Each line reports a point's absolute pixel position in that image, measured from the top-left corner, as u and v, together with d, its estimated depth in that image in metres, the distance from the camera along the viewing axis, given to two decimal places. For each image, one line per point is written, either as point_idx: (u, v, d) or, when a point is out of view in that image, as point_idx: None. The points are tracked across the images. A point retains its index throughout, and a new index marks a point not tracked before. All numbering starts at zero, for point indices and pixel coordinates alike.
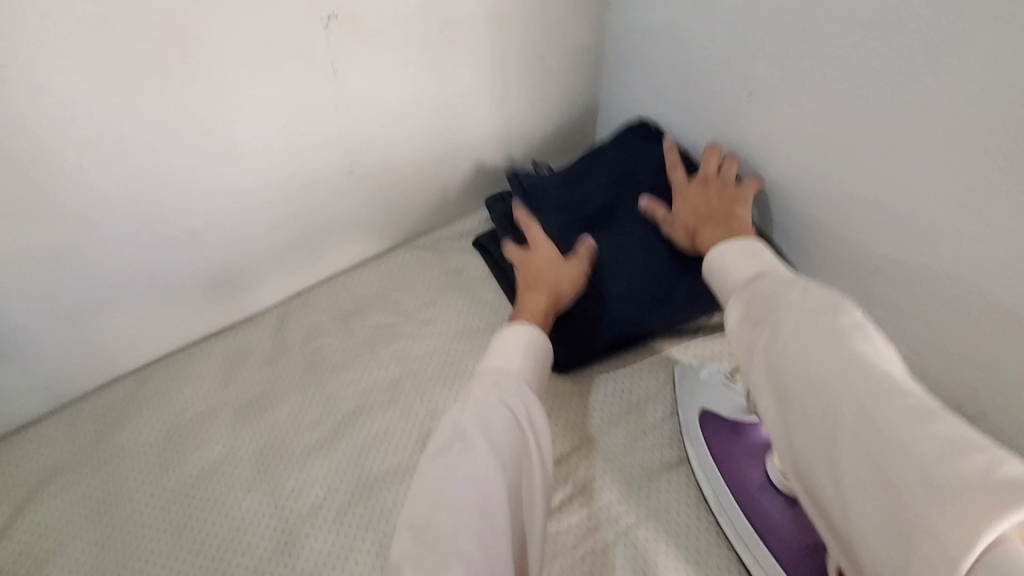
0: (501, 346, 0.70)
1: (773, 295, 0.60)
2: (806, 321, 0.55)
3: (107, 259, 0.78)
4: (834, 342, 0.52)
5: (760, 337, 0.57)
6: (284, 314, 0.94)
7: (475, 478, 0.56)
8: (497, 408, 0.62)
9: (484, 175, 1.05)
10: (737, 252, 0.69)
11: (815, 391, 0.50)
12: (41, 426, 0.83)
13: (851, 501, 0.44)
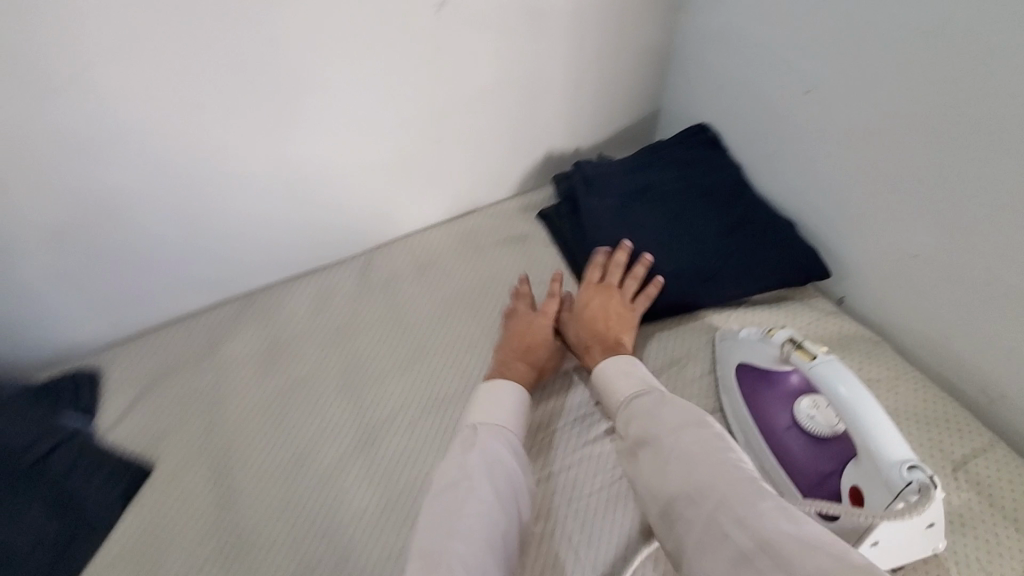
0: (490, 404, 0.76)
1: (642, 419, 0.70)
2: (674, 438, 0.65)
3: (241, 190, 0.92)
4: (686, 458, 0.63)
5: (637, 460, 0.68)
6: (369, 264, 1.06)
7: (475, 533, 0.61)
8: (502, 458, 0.69)
9: (555, 157, 1.17)
10: (615, 373, 0.77)
11: (689, 505, 0.59)
12: (164, 330, 0.98)
13: None
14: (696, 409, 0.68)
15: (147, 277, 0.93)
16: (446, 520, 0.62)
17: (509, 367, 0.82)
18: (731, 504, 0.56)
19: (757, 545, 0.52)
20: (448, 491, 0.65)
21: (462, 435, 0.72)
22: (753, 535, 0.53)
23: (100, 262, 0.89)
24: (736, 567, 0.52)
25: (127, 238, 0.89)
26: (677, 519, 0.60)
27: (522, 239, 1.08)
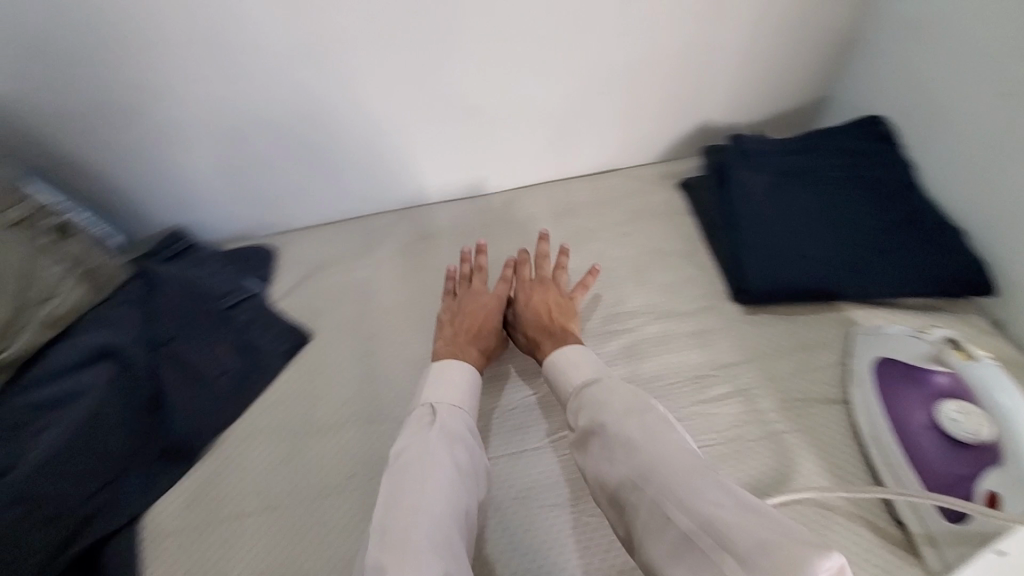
0: (440, 385, 0.77)
1: (586, 407, 0.71)
2: (617, 425, 0.67)
3: (419, 112, 0.98)
4: (627, 444, 0.64)
5: (587, 450, 0.69)
6: (511, 202, 1.12)
7: (435, 504, 0.62)
8: (454, 435, 0.71)
9: (708, 129, 1.16)
10: (570, 360, 0.78)
11: (634, 487, 0.61)
12: (325, 228, 1.08)
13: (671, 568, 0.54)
14: (639, 395, 0.70)
15: (324, 177, 1.03)
16: (404, 496, 0.62)
17: (460, 350, 0.83)
18: (669, 484, 0.58)
19: (696, 525, 0.53)
20: (405, 464, 0.66)
21: (416, 417, 0.73)
22: (690, 514, 0.55)
23: (292, 158, 0.99)
24: (681, 550, 0.54)
25: (322, 142, 0.98)
26: (629, 504, 0.61)
27: (661, 203, 1.09)
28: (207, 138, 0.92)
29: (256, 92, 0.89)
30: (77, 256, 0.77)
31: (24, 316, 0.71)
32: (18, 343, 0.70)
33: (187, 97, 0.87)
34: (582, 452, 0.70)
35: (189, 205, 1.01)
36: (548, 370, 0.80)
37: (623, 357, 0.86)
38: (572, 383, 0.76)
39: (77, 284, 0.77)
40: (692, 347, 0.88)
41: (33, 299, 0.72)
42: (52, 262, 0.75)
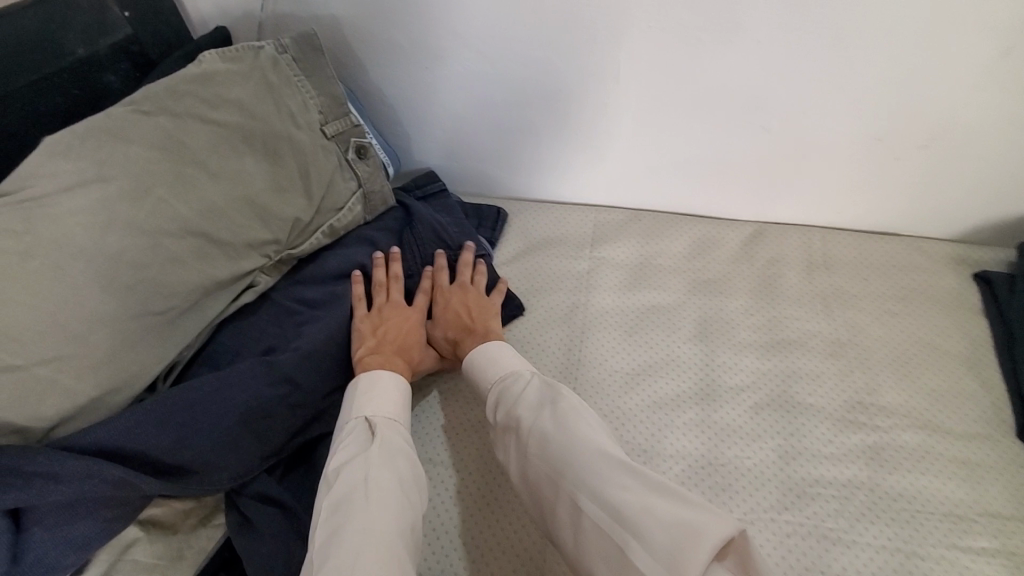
0: (368, 394, 0.68)
1: (501, 399, 0.69)
2: (531, 416, 0.64)
3: (705, 119, 0.90)
4: (538, 438, 0.62)
5: (506, 443, 0.66)
6: (758, 234, 0.99)
7: (380, 530, 0.55)
8: (396, 446, 0.63)
9: None
10: (482, 357, 0.74)
11: (546, 479, 0.60)
12: (556, 207, 1.06)
13: (584, 549, 0.55)
14: (545, 382, 0.68)
15: (578, 160, 1.00)
16: (348, 523, 0.55)
17: (387, 360, 0.72)
18: (583, 475, 0.57)
19: (610, 513, 0.53)
20: (345, 477, 0.59)
21: (349, 434, 0.64)
22: (604, 501, 0.54)
23: (558, 132, 0.96)
24: (595, 535, 0.54)
25: (593, 124, 0.94)
26: (544, 497, 0.60)
27: (945, 290, 0.91)
28: (494, 95, 0.93)
29: (559, 61, 0.87)
30: (364, 179, 0.82)
31: (317, 222, 0.77)
32: (306, 245, 0.76)
33: (491, 52, 0.88)
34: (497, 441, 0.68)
35: (448, 153, 1.03)
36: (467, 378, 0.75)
37: (862, 457, 0.74)
38: (491, 379, 0.72)
39: (358, 205, 0.82)
40: (954, 478, 0.72)
41: (326, 208, 0.78)
42: (347, 179, 0.80)
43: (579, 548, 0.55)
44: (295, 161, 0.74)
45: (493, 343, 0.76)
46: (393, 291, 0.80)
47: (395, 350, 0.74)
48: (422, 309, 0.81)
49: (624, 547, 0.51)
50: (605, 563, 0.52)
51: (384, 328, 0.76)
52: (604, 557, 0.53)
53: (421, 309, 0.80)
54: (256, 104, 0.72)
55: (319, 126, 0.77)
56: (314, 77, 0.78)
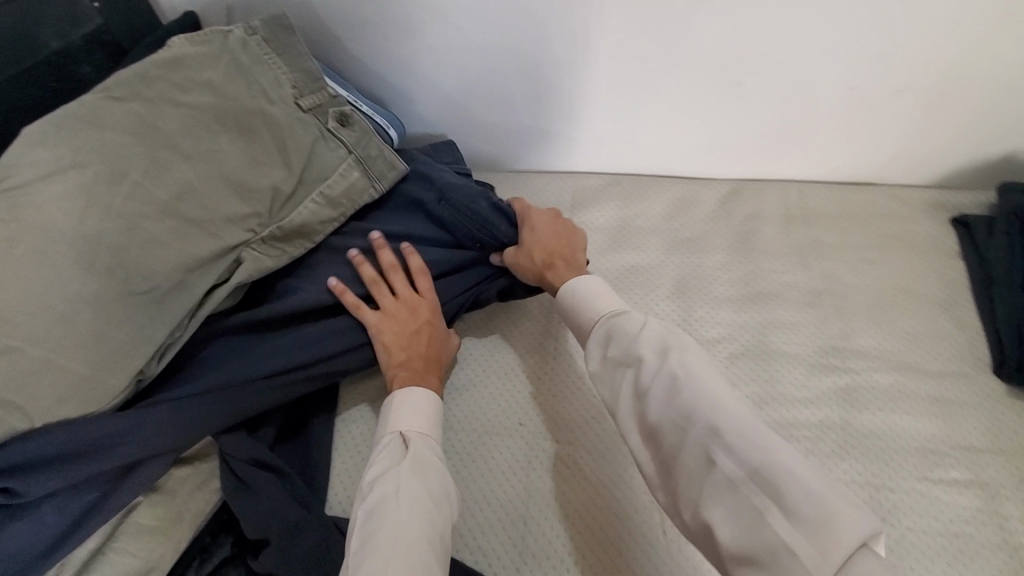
0: (400, 409, 0.69)
1: (615, 334, 0.65)
2: (656, 360, 0.60)
3: (676, 78, 0.90)
4: (665, 382, 0.58)
5: (618, 379, 0.63)
6: (736, 191, 1.00)
7: (409, 538, 0.56)
8: (427, 459, 0.64)
9: (1013, 165, 0.93)
10: (589, 291, 0.72)
11: (670, 423, 0.56)
12: (537, 176, 1.07)
13: (707, 506, 0.51)
14: (667, 326, 0.63)
15: (559, 126, 1.01)
16: (381, 533, 0.57)
17: (420, 376, 0.72)
18: (716, 425, 0.53)
19: (745, 472, 0.50)
20: (379, 490, 0.61)
21: (384, 448, 0.66)
22: (738, 460, 0.51)
23: (536, 98, 0.97)
24: (720, 490, 0.51)
25: (568, 88, 0.94)
26: (662, 443, 0.57)
27: (922, 235, 0.91)
28: (468, 64, 0.93)
29: (531, 27, 0.87)
30: (352, 145, 0.80)
31: (303, 193, 0.77)
32: (294, 216, 0.76)
33: (462, 21, 0.88)
34: (609, 378, 0.64)
35: (431, 126, 1.04)
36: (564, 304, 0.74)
37: (836, 398, 0.76)
38: (596, 313, 0.70)
39: (352, 170, 0.80)
40: (928, 415, 0.74)
41: (311, 178, 0.77)
42: (334, 147, 0.79)
43: (699, 500, 0.52)
44: (270, 138, 0.75)
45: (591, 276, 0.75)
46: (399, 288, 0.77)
47: (420, 359, 0.74)
48: (426, 293, 0.78)
49: (756, 509, 0.49)
50: (727, 518, 0.50)
51: (399, 335, 0.74)
52: (729, 513, 0.50)
53: (425, 297, 0.77)
54: (227, 85, 0.74)
55: (294, 101, 0.78)
56: (285, 54, 0.79)
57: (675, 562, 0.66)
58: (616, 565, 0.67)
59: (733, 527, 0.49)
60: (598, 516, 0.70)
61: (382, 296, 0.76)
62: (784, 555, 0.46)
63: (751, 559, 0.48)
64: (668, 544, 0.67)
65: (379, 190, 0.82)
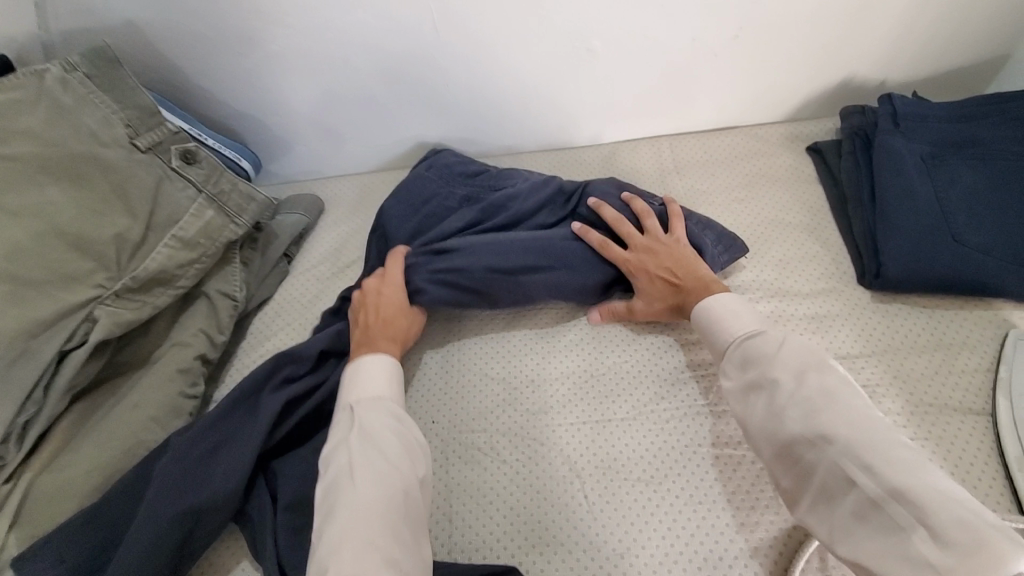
0: (354, 381, 0.68)
1: (752, 358, 0.63)
2: (792, 382, 0.58)
3: (529, 53, 0.90)
4: (801, 409, 0.56)
5: (750, 399, 0.62)
6: (613, 155, 1.02)
7: (361, 509, 0.55)
8: (381, 423, 0.62)
9: (853, 91, 1.00)
10: (725, 309, 0.70)
11: (815, 446, 0.54)
12: None
13: (851, 532, 0.51)
14: (810, 345, 0.62)
15: (432, 119, 0.98)
16: (338, 511, 0.55)
17: (372, 344, 0.72)
18: (856, 450, 0.52)
19: (888, 492, 0.49)
20: (334, 465, 0.60)
21: (337, 423, 0.64)
22: (881, 482, 0.50)
23: (395, 97, 0.94)
24: (863, 514, 0.51)
25: (429, 80, 0.92)
26: (800, 459, 0.56)
27: (784, 168, 0.97)
28: (320, 73, 0.90)
29: (373, 23, 0.85)
30: (202, 183, 0.77)
31: (154, 239, 0.73)
32: (147, 265, 0.72)
33: (302, 27, 0.85)
34: (738, 401, 0.63)
35: (295, 144, 1.01)
36: (700, 320, 0.72)
37: None
38: (731, 334, 0.68)
39: (205, 209, 0.77)
40: (808, 332, 0.79)
41: (161, 223, 0.74)
42: (181, 187, 0.76)
43: (847, 521, 0.52)
44: (108, 183, 0.71)
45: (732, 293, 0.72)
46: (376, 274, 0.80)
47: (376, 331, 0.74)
48: (400, 277, 0.79)
49: (902, 532, 0.48)
50: (873, 537, 0.49)
51: (363, 314, 0.76)
52: (870, 533, 0.50)
53: (396, 280, 0.79)
54: (47, 130, 0.69)
55: (130, 141, 0.74)
56: (113, 89, 0.74)
57: (598, 522, 0.66)
58: (541, 540, 0.66)
59: (880, 546, 0.49)
60: (520, 496, 0.69)
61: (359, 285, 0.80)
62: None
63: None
64: (588, 508, 0.68)
65: (242, 226, 0.79)
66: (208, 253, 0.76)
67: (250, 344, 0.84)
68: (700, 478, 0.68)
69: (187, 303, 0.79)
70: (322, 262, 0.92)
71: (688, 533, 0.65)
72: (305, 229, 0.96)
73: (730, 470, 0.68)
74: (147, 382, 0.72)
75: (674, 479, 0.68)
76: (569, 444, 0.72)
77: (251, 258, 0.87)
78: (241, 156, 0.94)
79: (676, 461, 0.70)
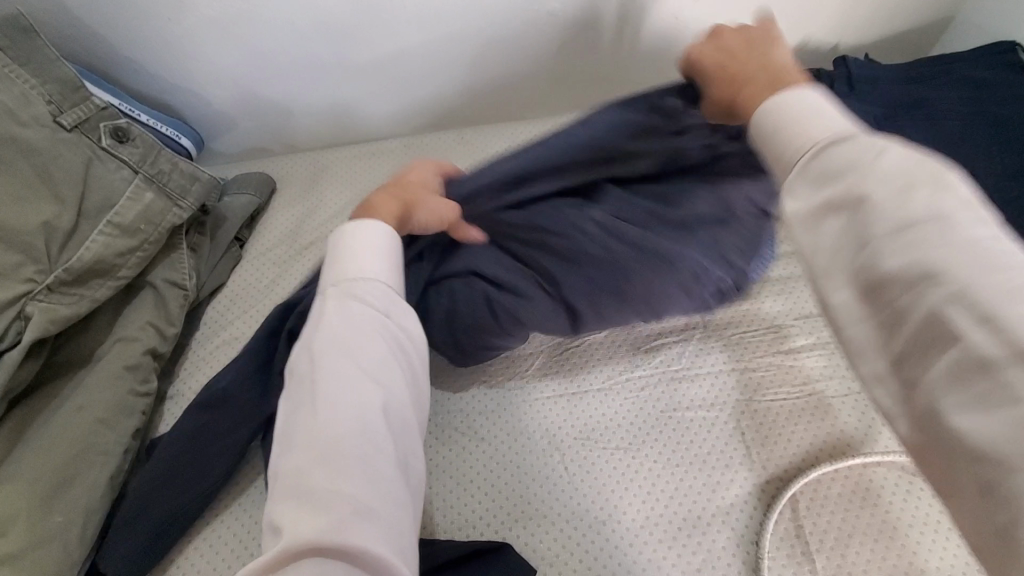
0: (335, 261, 0.58)
1: (837, 169, 0.41)
2: (894, 195, 0.38)
3: (487, 17, 0.86)
4: (908, 232, 0.36)
5: (827, 219, 0.40)
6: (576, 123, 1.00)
7: (332, 421, 0.45)
8: (360, 314, 0.52)
9: (809, 54, 1.01)
10: (797, 113, 0.45)
11: (920, 279, 0.35)
12: (377, 144, 1.00)
13: (947, 410, 0.33)
14: (918, 153, 0.39)
15: (387, 89, 0.93)
16: (301, 425, 0.46)
17: (377, 207, 0.65)
18: (976, 290, 0.33)
19: (1012, 355, 0.31)
20: (302, 365, 0.50)
21: (314, 311, 0.55)
22: (1007, 341, 0.32)
23: (345, 65, 0.89)
24: (965, 374, 0.33)
25: (381, 46, 0.87)
26: (887, 312, 0.37)
27: None
28: (262, 39, 0.84)
29: None
30: (138, 163, 0.71)
31: (88, 228, 0.67)
32: (82, 254, 0.66)
33: None
34: (806, 235, 0.41)
35: (239, 118, 0.94)
36: (757, 140, 0.48)
37: None
38: (798, 141, 0.44)
39: (144, 191, 0.70)
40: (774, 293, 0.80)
41: (95, 207, 0.68)
42: (116, 168, 0.69)
43: (937, 390, 0.34)
44: (31, 166, 0.64)
45: (816, 95, 0.46)
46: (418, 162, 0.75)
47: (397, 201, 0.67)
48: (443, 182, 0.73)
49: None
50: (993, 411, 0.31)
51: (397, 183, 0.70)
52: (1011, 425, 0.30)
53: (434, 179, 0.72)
54: None
55: (53, 119, 0.67)
56: (31, 61, 0.66)
57: (581, 492, 0.67)
58: (525, 514, 0.66)
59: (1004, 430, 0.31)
60: (501, 473, 0.69)
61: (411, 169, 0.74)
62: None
63: (986, 463, 0.31)
64: (569, 480, 0.68)
65: (186, 209, 0.73)
66: (151, 240, 0.71)
67: (204, 335, 0.79)
68: (676, 441, 0.69)
69: (130, 294, 0.73)
70: (278, 244, 0.88)
71: (668, 497, 0.66)
72: (255, 211, 0.90)
73: (705, 432, 0.70)
74: (92, 382, 0.66)
75: (653, 444, 0.69)
76: (548, 418, 0.72)
77: (198, 244, 0.81)
78: (180, 133, 0.87)
79: (653, 426, 0.70)
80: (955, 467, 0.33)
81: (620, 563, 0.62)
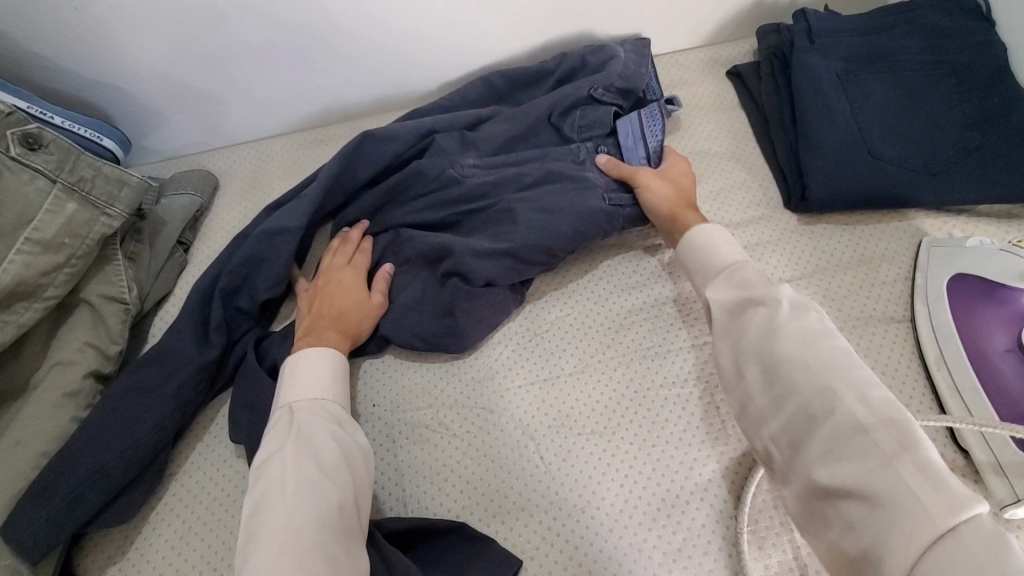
0: (291, 379, 0.62)
1: (746, 282, 0.61)
2: (795, 310, 0.56)
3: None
4: (802, 335, 0.54)
5: (739, 316, 0.59)
6: None
7: (297, 522, 0.49)
8: (321, 428, 0.56)
9: (770, 8, 0.97)
10: (716, 240, 0.67)
11: (804, 370, 0.51)
12: (324, 130, 0.94)
13: (813, 467, 0.48)
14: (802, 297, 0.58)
15: (328, 73, 0.87)
16: (264, 529, 0.48)
17: (316, 337, 0.68)
18: (856, 382, 0.49)
19: (878, 420, 0.46)
20: (264, 473, 0.53)
21: (272, 427, 0.57)
22: (868, 410, 0.47)
23: (279, 52, 0.82)
24: (841, 438, 0.47)
25: (316, 29, 0.81)
26: (780, 381, 0.53)
27: (706, 96, 0.94)
28: (181, 30, 0.77)
29: None
30: (54, 172, 0.65)
31: (3, 247, 0.61)
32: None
33: None
34: (730, 323, 0.59)
35: (170, 115, 0.87)
36: (684, 250, 0.69)
37: (665, 274, 0.77)
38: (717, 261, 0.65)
39: (64, 202, 0.65)
40: None
41: (11, 224, 0.62)
42: (29, 179, 0.63)
43: (814, 460, 0.48)
44: None
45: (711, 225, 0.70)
46: (334, 258, 0.76)
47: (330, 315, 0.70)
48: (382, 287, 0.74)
49: (878, 464, 0.45)
50: (844, 465, 0.46)
51: (325, 293, 0.72)
52: (846, 471, 0.46)
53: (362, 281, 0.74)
54: None
55: None
56: None
57: (559, 481, 0.65)
58: (503, 508, 0.65)
59: (859, 476, 0.45)
60: (476, 469, 0.67)
61: (326, 264, 0.75)
62: (904, 500, 0.43)
63: (859, 499, 0.45)
64: (547, 470, 0.66)
65: (116, 217, 0.68)
66: (78, 254, 0.65)
67: None
68: (651, 421, 0.68)
69: (65, 314, 0.68)
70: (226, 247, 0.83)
71: (646, 479, 0.65)
72: (199, 211, 0.85)
73: (679, 409, 0.69)
74: (31, 413, 0.63)
75: (628, 426, 0.68)
76: (520, 408, 0.70)
77: (137, 253, 0.76)
78: (105, 135, 0.80)
79: (629, 407, 0.69)
80: (820, 509, 0.48)
81: (602, 551, 0.62)
